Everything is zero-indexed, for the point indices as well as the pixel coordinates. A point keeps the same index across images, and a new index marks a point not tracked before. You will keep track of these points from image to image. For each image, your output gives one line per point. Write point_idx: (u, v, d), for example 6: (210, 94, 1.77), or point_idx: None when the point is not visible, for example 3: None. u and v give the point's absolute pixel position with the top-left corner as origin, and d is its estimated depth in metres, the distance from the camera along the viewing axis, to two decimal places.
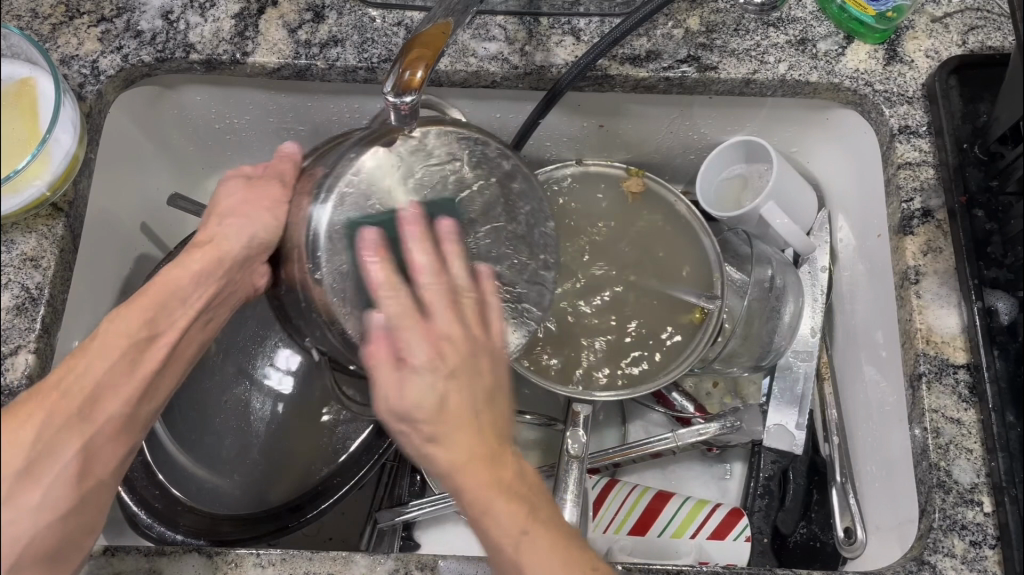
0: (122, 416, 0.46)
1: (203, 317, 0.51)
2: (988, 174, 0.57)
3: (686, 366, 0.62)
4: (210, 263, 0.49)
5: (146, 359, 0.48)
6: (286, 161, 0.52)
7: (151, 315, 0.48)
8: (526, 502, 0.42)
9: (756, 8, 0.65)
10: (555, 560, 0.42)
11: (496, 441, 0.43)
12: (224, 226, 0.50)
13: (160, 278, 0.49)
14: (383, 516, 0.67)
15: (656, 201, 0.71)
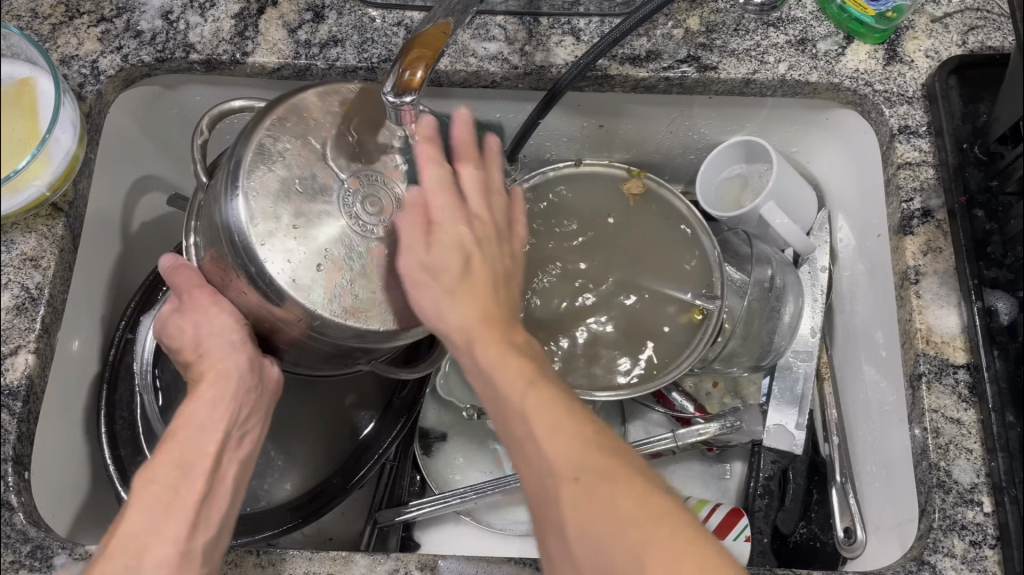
0: (185, 532, 0.44)
1: (236, 438, 0.49)
2: (988, 174, 0.57)
3: (687, 366, 0.63)
4: (220, 387, 0.49)
5: (189, 482, 0.46)
6: (179, 268, 0.52)
7: (180, 454, 0.47)
8: (530, 364, 0.45)
9: (756, 8, 0.65)
10: (550, 415, 0.42)
11: (502, 315, 0.48)
12: (205, 343, 0.50)
13: (180, 418, 0.48)
14: (383, 516, 0.67)
15: (657, 203, 0.71)
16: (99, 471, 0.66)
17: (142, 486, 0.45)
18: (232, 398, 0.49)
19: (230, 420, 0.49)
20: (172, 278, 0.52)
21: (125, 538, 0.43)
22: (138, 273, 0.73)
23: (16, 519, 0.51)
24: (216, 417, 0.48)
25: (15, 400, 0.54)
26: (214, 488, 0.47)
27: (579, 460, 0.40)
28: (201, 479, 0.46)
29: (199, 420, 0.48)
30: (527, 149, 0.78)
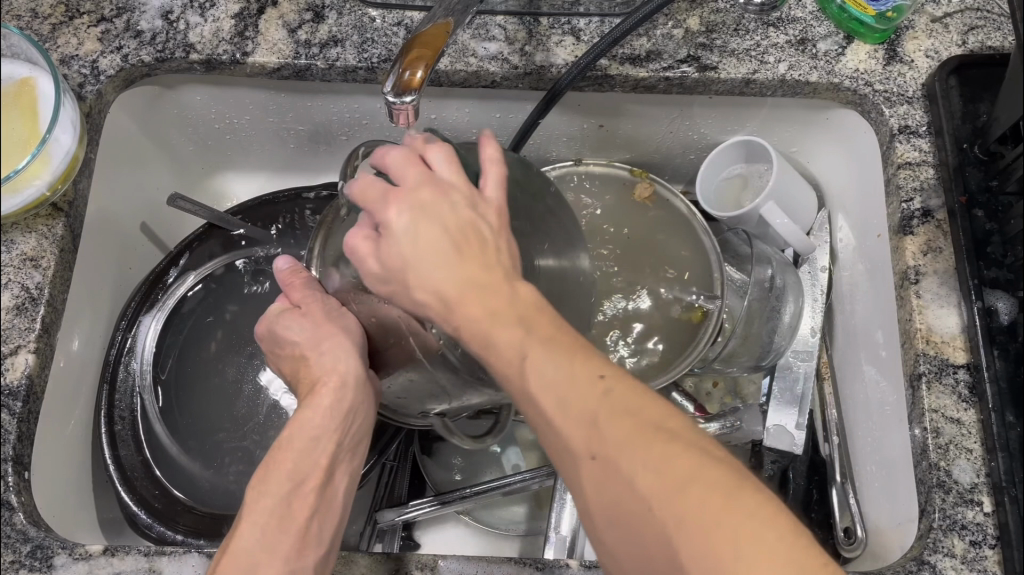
0: (295, 551, 0.45)
1: (344, 451, 0.50)
2: (988, 173, 0.57)
3: (687, 364, 0.62)
4: (335, 394, 0.48)
5: (300, 500, 0.47)
6: (297, 275, 0.52)
7: (294, 466, 0.48)
8: (529, 323, 0.39)
9: (756, 8, 0.65)
10: (557, 361, 0.39)
11: (495, 271, 0.40)
12: (326, 349, 0.49)
13: (295, 423, 0.49)
14: (384, 516, 0.67)
15: (667, 208, 0.70)
16: (99, 471, 0.66)
17: (256, 498, 0.47)
18: (347, 408, 0.49)
19: (342, 432, 0.49)
20: (291, 285, 0.52)
21: (242, 551, 0.45)
22: (138, 272, 0.73)
23: (16, 519, 0.51)
24: (328, 430, 0.49)
25: (15, 400, 0.54)
26: (325, 503, 0.48)
27: (580, 406, 0.38)
28: (312, 496, 0.47)
29: (313, 432, 0.48)
30: (528, 149, 0.78)
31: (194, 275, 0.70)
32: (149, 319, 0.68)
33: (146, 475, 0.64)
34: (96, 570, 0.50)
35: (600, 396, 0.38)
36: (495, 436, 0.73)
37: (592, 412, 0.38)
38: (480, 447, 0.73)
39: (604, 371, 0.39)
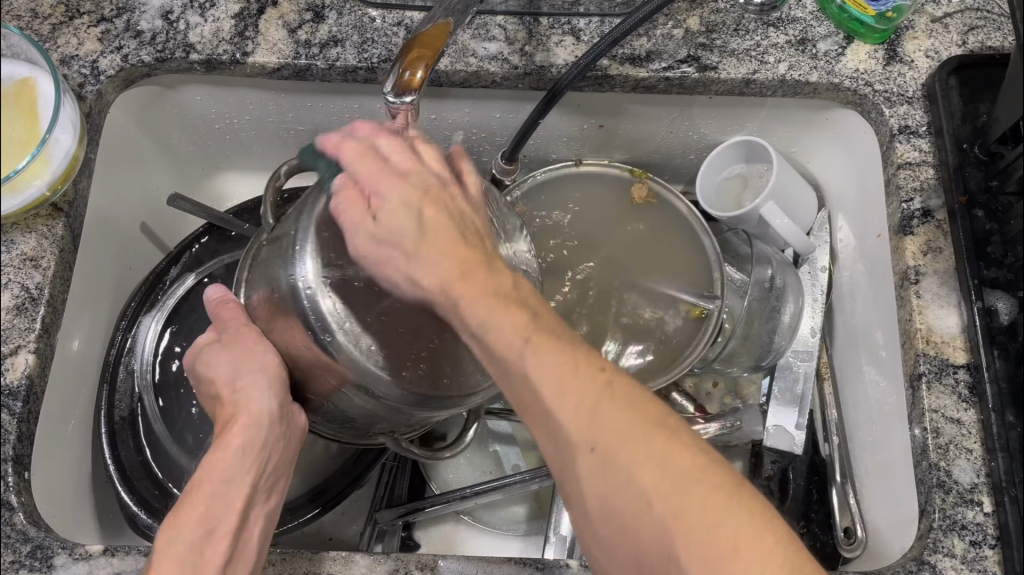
0: None
1: (259, 488, 0.50)
2: (988, 174, 0.57)
3: (687, 366, 0.63)
4: (249, 434, 0.49)
5: (213, 543, 0.46)
6: (227, 306, 0.52)
7: (207, 510, 0.47)
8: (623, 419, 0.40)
9: (756, 8, 0.65)
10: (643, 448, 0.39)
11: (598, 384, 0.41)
12: (241, 389, 0.50)
13: (209, 463, 0.49)
14: (384, 516, 0.67)
15: (666, 209, 0.70)
16: (99, 471, 0.66)
17: (168, 542, 0.46)
18: (259, 449, 0.49)
19: (257, 473, 0.49)
20: (219, 314, 0.52)
21: None
22: (138, 272, 0.73)
23: (16, 519, 0.51)
24: (243, 468, 0.49)
25: (15, 400, 0.54)
26: (240, 544, 0.48)
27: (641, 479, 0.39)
28: (225, 540, 0.47)
29: (222, 474, 0.48)
30: (527, 149, 0.78)
31: (194, 275, 0.70)
32: (149, 319, 0.68)
33: (146, 475, 0.64)
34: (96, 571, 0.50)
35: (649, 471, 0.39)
36: (495, 436, 0.73)
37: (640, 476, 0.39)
38: (480, 447, 0.73)
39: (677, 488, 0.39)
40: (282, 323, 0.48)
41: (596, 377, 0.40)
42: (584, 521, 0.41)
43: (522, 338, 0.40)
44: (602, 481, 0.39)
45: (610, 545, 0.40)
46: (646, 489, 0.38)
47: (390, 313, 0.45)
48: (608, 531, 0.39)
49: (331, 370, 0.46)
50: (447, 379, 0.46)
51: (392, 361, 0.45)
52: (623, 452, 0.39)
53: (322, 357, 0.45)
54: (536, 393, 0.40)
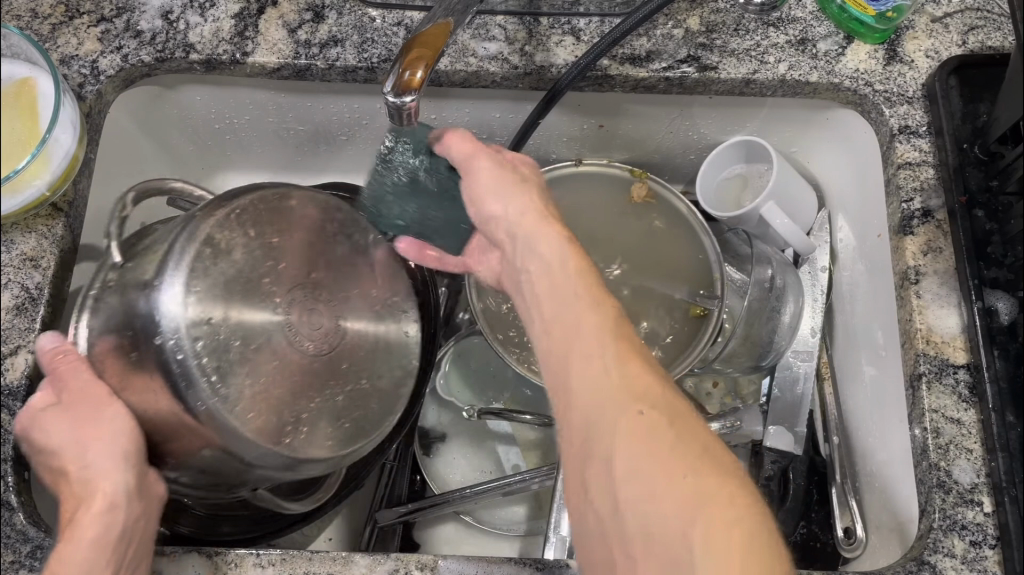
0: None
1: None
2: (988, 174, 0.57)
3: (687, 366, 0.62)
4: (95, 521, 0.46)
5: None
6: (66, 359, 0.48)
7: None
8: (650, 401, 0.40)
9: (756, 8, 0.65)
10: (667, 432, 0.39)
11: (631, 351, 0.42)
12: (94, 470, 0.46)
13: (58, 551, 0.45)
14: (383, 516, 0.67)
15: (665, 209, 0.70)
16: None
17: None
18: (110, 537, 0.46)
19: (116, 565, 0.46)
20: (53, 368, 0.48)
21: None
22: None
23: (16, 519, 0.51)
24: (102, 562, 0.45)
25: (15, 400, 0.54)
26: None
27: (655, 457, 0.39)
28: None
29: (81, 569, 0.45)
30: (527, 149, 0.78)
31: None
32: None
33: None
34: None
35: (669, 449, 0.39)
36: (495, 436, 0.73)
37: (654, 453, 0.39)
38: (480, 447, 0.73)
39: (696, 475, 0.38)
40: (139, 381, 0.47)
41: (649, 363, 0.43)
42: (601, 492, 0.40)
43: (600, 302, 0.44)
44: (637, 441, 0.39)
45: (623, 524, 0.38)
46: (677, 459, 0.38)
47: (267, 365, 0.47)
48: (628, 500, 0.38)
49: (204, 437, 0.47)
50: (308, 448, 0.50)
51: (269, 431, 0.47)
52: (668, 422, 0.40)
53: (184, 420, 0.46)
54: (598, 346, 0.42)
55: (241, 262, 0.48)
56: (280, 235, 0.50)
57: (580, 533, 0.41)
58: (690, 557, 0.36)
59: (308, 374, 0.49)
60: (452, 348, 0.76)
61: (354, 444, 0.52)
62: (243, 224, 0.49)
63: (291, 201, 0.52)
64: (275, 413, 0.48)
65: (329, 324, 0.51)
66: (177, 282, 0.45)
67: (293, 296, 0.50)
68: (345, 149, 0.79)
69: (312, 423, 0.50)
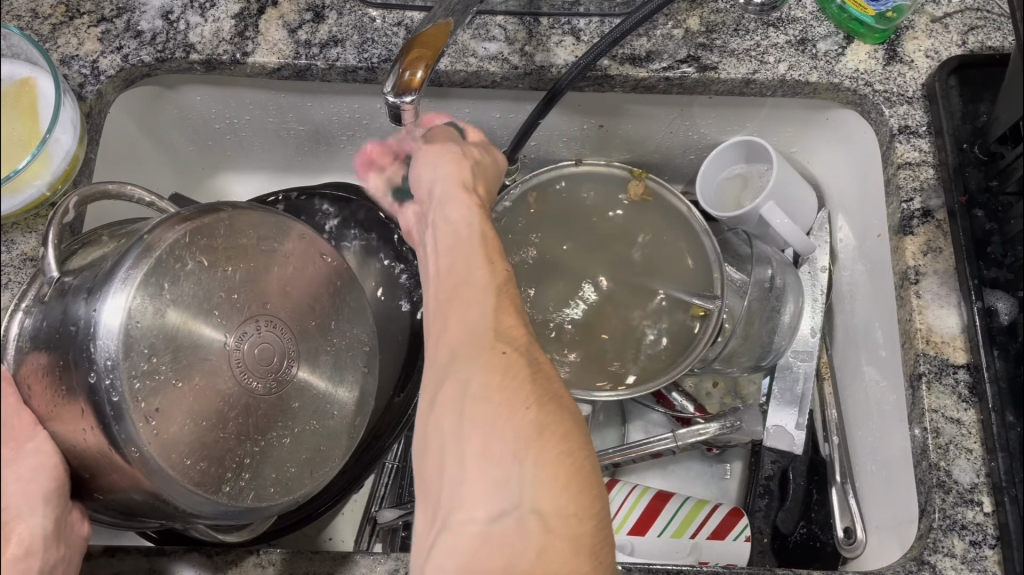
0: None
1: None
2: (988, 174, 0.57)
3: (687, 367, 0.62)
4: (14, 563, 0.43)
5: None
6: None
7: None
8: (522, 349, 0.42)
9: (756, 8, 0.65)
10: (523, 374, 0.40)
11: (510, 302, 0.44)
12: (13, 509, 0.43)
13: None
14: (384, 515, 0.67)
15: (664, 208, 0.70)
16: None
17: None
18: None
19: None
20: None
21: None
22: None
23: None
24: None
25: None
26: None
27: (501, 387, 0.39)
28: None
29: None
30: (527, 149, 0.78)
31: None
32: None
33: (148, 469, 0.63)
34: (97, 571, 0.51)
35: (515, 384, 0.40)
36: None
37: (501, 384, 0.40)
38: None
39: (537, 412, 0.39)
40: (69, 408, 0.45)
41: (527, 321, 0.44)
42: (446, 408, 0.40)
43: (491, 256, 0.46)
44: (491, 373, 0.40)
45: (460, 451, 0.39)
46: (527, 396, 0.39)
47: (209, 405, 0.46)
48: (470, 421, 0.39)
49: (132, 480, 0.45)
50: (251, 492, 0.49)
51: (208, 480, 0.46)
52: (527, 364, 0.41)
53: (113, 458, 0.44)
54: (482, 293, 0.44)
55: (190, 291, 0.47)
56: (236, 267, 0.49)
57: (422, 459, 0.41)
58: (517, 484, 0.37)
59: (252, 415, 0.48)
60: None
61: (302, 487, 0.52)
62: (195, 252, 0.47)
63: (249, 229, 0.50)
64: (211, 461, 0.46)
65: (279, 361, 0.50)
66: (121, 298, 0.44)
67: (248, 329, 0.48)
68: (345, 149, 0.79)
69: (255, 469, 0.49)
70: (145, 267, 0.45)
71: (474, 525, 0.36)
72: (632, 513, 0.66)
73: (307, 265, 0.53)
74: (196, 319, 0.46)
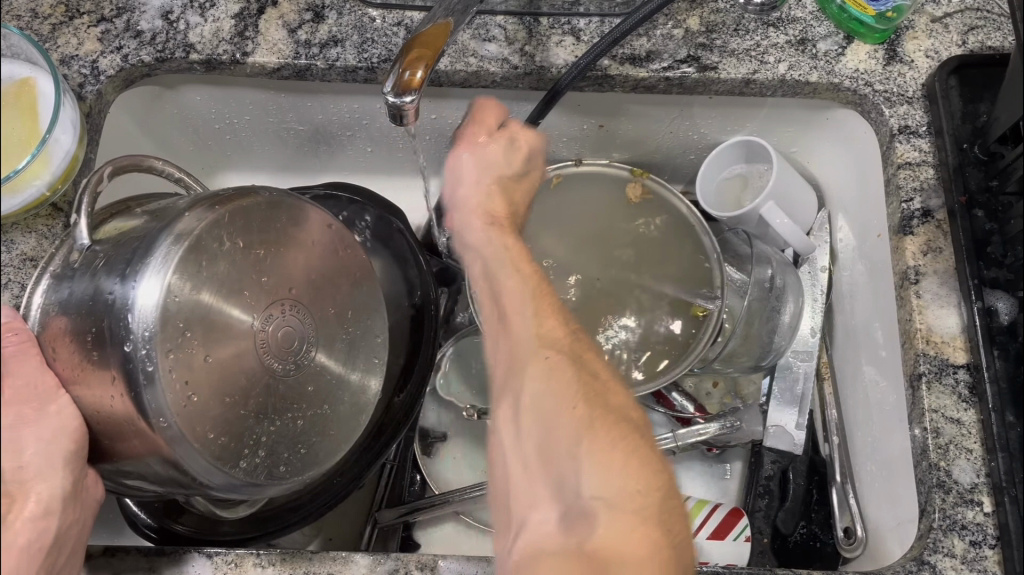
0: None
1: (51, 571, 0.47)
2: (988, 173, 0.57)
3: (688, 366, 0.63)
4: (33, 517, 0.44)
5: None
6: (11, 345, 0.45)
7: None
8: (568, 350, 0.45)
9: (756, 8, 0.65)
10: (570, 374, 0.43)
11: (546, 300, 0.47)
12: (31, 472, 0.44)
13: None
14: (384, 515, 0.67)
15: (661, 208, 0.70)
16: None
17: None
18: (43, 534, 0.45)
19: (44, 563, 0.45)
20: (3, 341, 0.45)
21: None
22: None
23: None
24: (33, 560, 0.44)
25: None
26: None
27: (552, 396, 0.42)
28: None
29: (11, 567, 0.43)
30: None
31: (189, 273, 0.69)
32: None
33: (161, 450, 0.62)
34: (97, 571, 0.51)
35: (564, 386, 0.43)
36: None
37: (553, 392, 0.43)
38: (480, 447, 0.73)
39: (587, 412, 0.42)
40: (91, 373, 0.45)
41: (571, 321, 0.47)
42: (505, 424, 0.45)
43: (521, 267, 0.49)
44: (543, 381, 0.43)
45: (524, 453, 0.43)
46: (576, 395, 0.42)
47: (234, 380, 0.46)
48: (529, 431, 0.43)
49: (151, 447, 0.45)
50: (264, 469, 0.49)
51: (225, 455, 0.46)
52: (572, 367, 0.43)
53: (139, 426, 0.44)
54: (519, 297, 0.47)
55: (224, 270, 0.46)
56: (268, 251, 0.49)
57: (494, 474, 0.46)
58: (576, 477, 0.40)
59: (273, 395, 0.48)
60: (452, 347, 0.75)
61: (309, 470, 0.52)
62: (233, 234, 0.47)
63: (283, 215, 0.50)
64: (230, 436, 0.46)
65: (300, 345, 0.50)
66: (161, 273, 0.44)
67: (274, 312, 0.48)
68: (345, 149, 0.79)
69: (270, 447, 0.49)
70: (185, 244, 0.45)
71: (547, 522, 0.40)
72: None
73: (337, 255, 0.54)
74: (221, 295, 0.46)
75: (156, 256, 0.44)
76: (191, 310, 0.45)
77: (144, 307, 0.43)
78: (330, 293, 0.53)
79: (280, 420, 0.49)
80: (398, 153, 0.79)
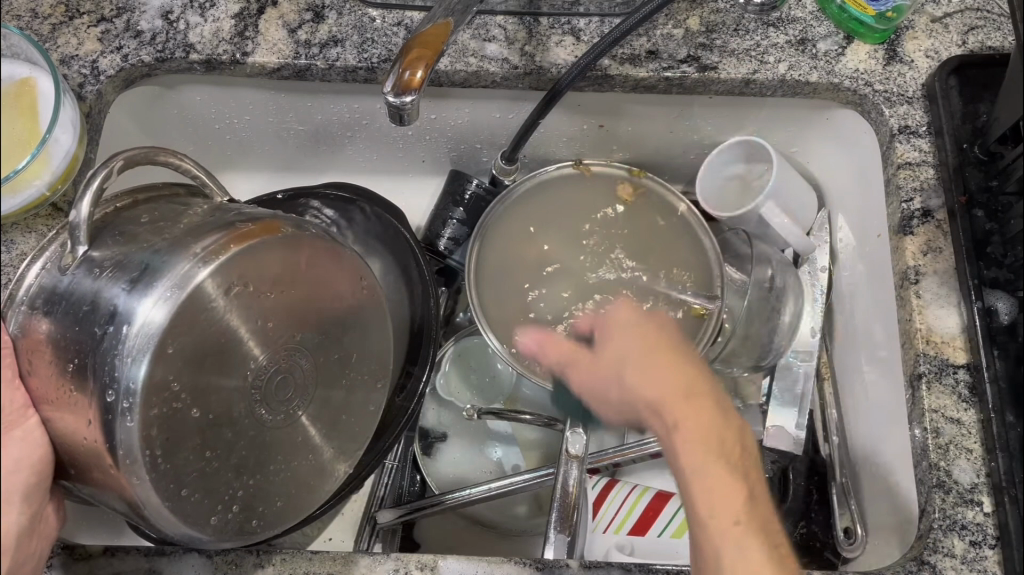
0: None
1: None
2: (988, 174, 0.57)
3: None
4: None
5: None
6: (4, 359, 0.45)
7: None
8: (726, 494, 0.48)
9: (756, 8, 0.65)
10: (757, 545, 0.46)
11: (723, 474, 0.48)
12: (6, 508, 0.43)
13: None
14: (384, 516, 0.67)
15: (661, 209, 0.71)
16: None
17: None
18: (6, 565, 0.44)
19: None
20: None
21: None
22: None
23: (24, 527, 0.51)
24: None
25: None
26: None
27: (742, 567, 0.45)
28: None
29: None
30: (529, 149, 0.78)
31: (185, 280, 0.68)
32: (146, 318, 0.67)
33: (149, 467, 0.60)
34: (97, 571, 0.51)
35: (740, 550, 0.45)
36: (495, 437, 0.73)
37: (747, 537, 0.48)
38: (480, 448, 0.73)
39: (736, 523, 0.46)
40: (66, 400, 0.44)
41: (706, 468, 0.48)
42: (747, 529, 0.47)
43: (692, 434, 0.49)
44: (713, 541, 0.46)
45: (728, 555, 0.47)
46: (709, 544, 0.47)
47: (219, 435, 0.46)
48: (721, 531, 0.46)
49: (119, 488, 0.44)
50: (237, 523, 0.49)
51: (197, 512, 0.46)
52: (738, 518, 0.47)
53: (105, 465, 0.43)
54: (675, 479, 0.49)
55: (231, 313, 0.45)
56: (281, 292, 0.47)
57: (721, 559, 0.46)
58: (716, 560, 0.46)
59: (258, 447, 0.48)
60: (451, 348, 0.76)
61: (286, 520, 0.52)
62: (246, 277, 0.45)
63: (304, 254, 0.48)
64: (206, 492, 0.46)
65: (292, 394, 0.49)
66: (155, 316, 0.42)
67: (279, 358, 0.48)
68: (345, 149, 0.79)
69: (245, 502, 0.49)
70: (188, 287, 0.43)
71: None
72: (632, 513, 0.66)
73: (343, 262, 0.51)
74: (217, 337, 0.44)
75: (161, 287, 0.42)
76: (186, 345, 0.43)
77: (140, 347, 0.42)
78: (338, 334, 0.52)
79: (261, 470, 0.49)
80: (399, 152, 0.79)
